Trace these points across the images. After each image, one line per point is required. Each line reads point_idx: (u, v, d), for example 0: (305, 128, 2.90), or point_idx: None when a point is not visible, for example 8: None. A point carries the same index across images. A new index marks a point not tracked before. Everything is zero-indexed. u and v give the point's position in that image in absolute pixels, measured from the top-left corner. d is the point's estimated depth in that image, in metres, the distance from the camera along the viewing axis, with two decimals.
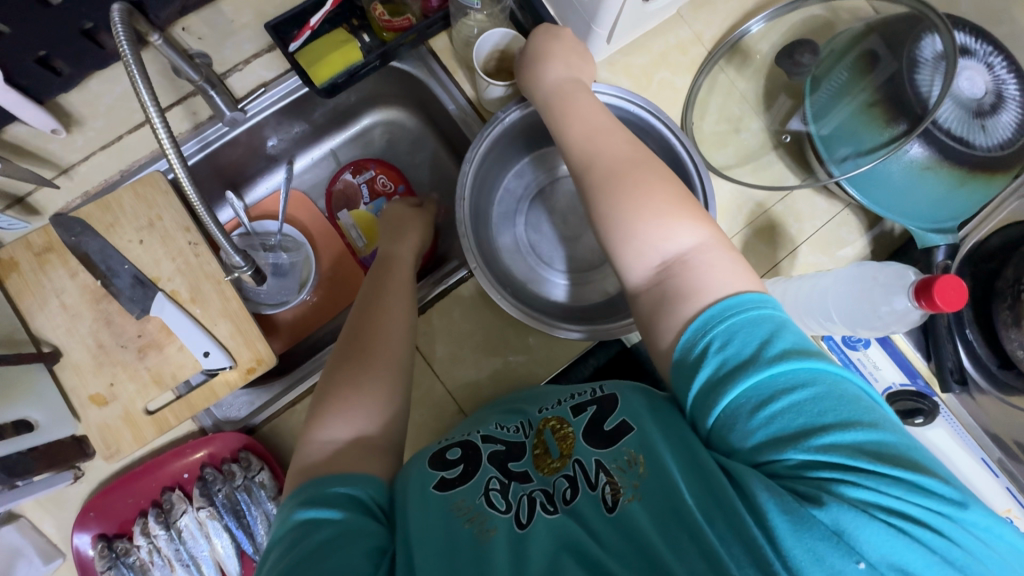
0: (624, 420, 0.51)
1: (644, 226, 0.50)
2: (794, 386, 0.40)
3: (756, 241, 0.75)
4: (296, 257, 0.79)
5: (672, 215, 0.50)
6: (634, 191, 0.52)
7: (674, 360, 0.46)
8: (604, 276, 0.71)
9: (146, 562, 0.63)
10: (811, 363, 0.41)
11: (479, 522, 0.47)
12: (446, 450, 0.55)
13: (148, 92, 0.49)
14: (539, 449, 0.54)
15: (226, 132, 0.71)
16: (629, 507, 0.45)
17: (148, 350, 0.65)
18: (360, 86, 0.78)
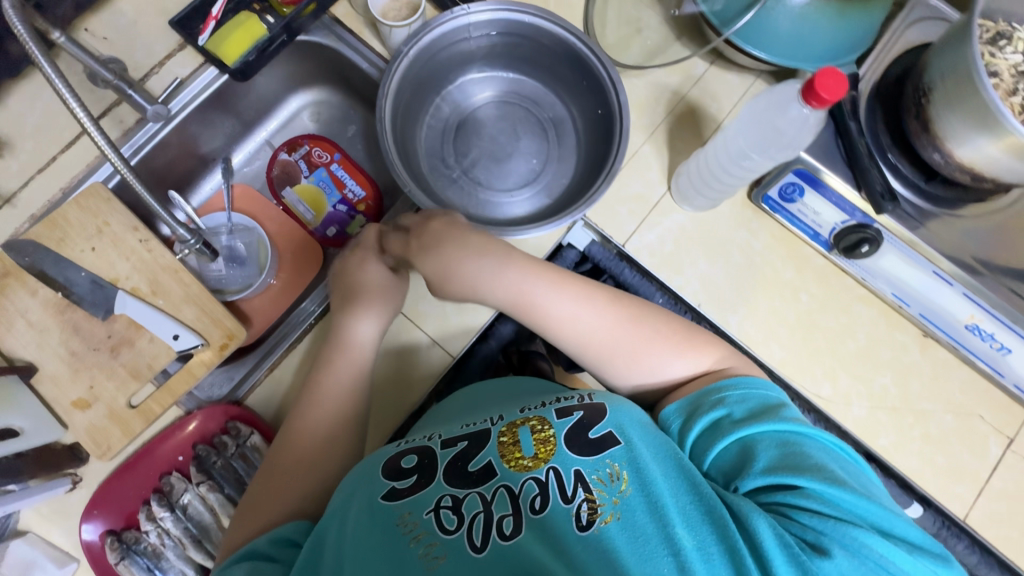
0: (611, 431, 0.54)
1: (644, 359, 0.62)
2: (792, 438, 0.50)
3: (679, 126, 0.78)
4: (251, 242, 0.81)
5: (663, 355, 0.62)
6: (638, 348, 0.62)
7: (686, 407, 0.57)
8: (540, 187, 0.74)
9: (158, 548, 0.64)
10: (810, 429, 0.51)
11: (426, 542, 0.50)
12: (402, 458, 0.57)
13: (59, 75, 0.51)
14: (507, 437, 0.55)
15: (156, 131, 0.73)
16: (603, 530, 0.48)
17: (120, 348, 0.67)
18: (277, 70, 0.81)
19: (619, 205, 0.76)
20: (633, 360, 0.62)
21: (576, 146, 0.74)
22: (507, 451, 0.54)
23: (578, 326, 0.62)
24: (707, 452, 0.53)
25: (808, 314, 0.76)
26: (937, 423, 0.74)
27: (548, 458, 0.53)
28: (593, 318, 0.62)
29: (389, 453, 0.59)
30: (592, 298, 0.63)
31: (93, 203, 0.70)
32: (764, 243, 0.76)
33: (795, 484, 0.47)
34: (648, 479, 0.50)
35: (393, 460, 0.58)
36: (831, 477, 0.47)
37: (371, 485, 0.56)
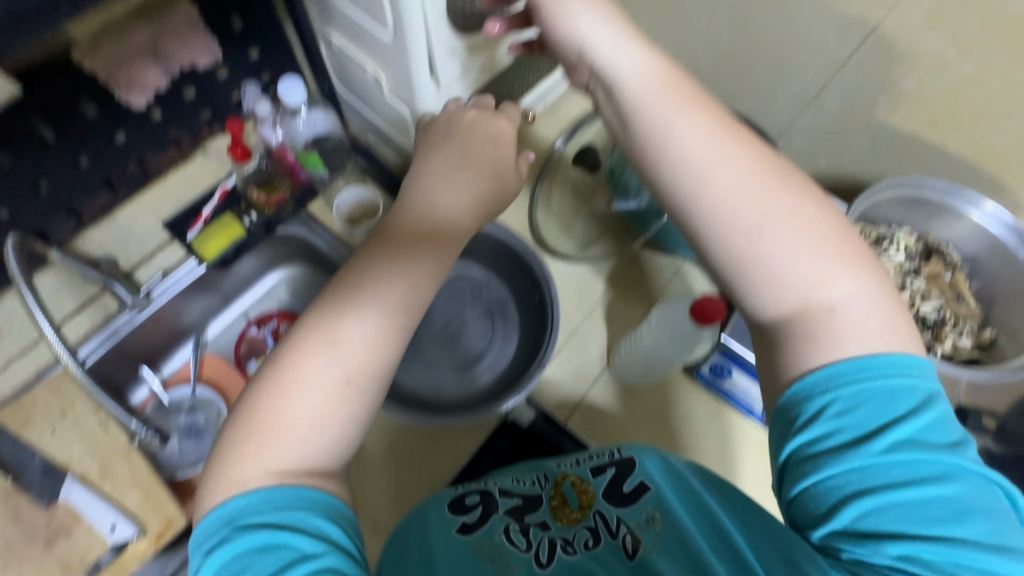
0: (642, 481, 0.56)
1: (796, 267, 0.48)
2: (907, 479, 0.42)
3: (618, 304, 0.85)
4: (208, 414, 0.85)
5: (830, 271, 0.48)
6: (780, 232, 0.49)
7: (782, 424, 0.47)
8: (488, 366, 0.79)
9: None
10: (935, 458, 0.43)
11: (505, 565, 0.51)
12: (466, 497, 0.60)
13: (35, 296, 0.58)
14: (557, 500, 0.58)
15: (134, 320, 0.82)
16: (648, 557, 0.50)
17: (56, 537, 0.67)
18: (258, 253, 0.91)
19: (563, 380, 0.80)
20: (746, 244, 0.49)
21: (518, 324, 0.80)
22: (555, 509, 0.57)
23: (748, 237, 0.49)
24: (799, 482, 0.45)
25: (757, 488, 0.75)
26: None
27: (591, 505, 0.56)
28: (719, 170, 0.50)
29: (449, 495, 0.61)
30: (726, 148, 0.51)
31: (63, 387, 0.74)
32: (707, 417, 0.78)
33: (889, 540, 0.41)
34: (680, 522, 0.51)
35: (456, 500, 0.60)
36: (947, 523, 0.41)
37: (433, 530, 0.56)
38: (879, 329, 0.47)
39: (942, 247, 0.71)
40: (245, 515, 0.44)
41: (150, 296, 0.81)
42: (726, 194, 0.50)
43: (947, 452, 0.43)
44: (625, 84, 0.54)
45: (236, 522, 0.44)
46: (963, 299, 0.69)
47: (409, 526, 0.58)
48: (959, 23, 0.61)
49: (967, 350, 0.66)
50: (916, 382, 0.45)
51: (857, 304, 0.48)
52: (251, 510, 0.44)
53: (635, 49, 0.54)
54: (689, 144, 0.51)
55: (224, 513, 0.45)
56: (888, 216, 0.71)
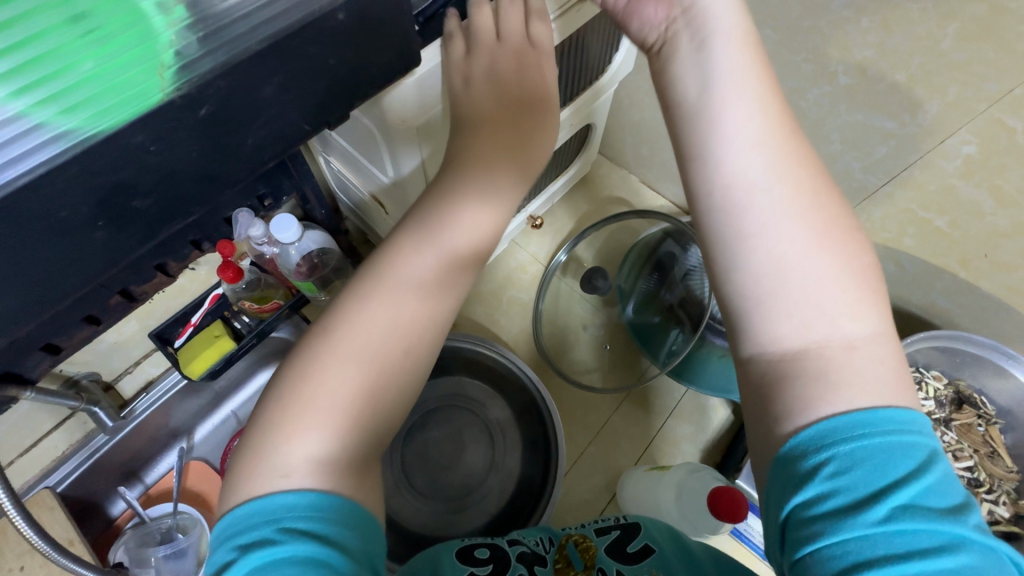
0: (646, 543, 0.56)
1: (806, 286, 0.38)
2: (923, 547, 0.31)
3: (625, 424, 0.80)
4: (193, 536, 0.79)
5: (846, 301, 0.38)
6: (800, 245, 0.39)
7: (778, 475, 0.36)
8: (485, 497, 0.75)
9: None
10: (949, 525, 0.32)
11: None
12: (477, 550, 0.56)
13: None
14: (562, 562, 0.56)
15: (113, 438, 0.78)
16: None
17: None
18: (249, 354, 0.87)
19: (567, 513, 0.76)
20: (767, 255, 0.39)
21: (519, 451, 0.76)
22: (559, 561, 0.56)
23: (773, 273, 0.39)
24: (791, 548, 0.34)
25: None
26: None
27: (593, 562, 0.55)
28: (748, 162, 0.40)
29: (457, 546, 0.58)
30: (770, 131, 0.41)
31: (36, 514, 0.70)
32: None
33: None
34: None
35: (465, 551, 0.56)
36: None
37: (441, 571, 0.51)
38: (890, 378, 0.36)
39: (973, 397, 0.66)
40: (292, 518, 0.34)
41: (134, 408, 0.80)
42: (768, 185, 0.40)
43: (949, 520, 0.32)
44: (718, 33, 0.43)
45: (275, 522, 0.34)
46: (998, 458, 0.64)
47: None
48: (999, 181, 0.58)
49: (1004, 522, 0.62)
50: (922, 438, 0.35)
51: (875, 346, 0.37)
52: (299, 514, 0.34)
53: (732, 46, 0.43)
54: (745, 142, 0.41)
55: (268, 507, 0.35)
56: (919, 360, 0.67)
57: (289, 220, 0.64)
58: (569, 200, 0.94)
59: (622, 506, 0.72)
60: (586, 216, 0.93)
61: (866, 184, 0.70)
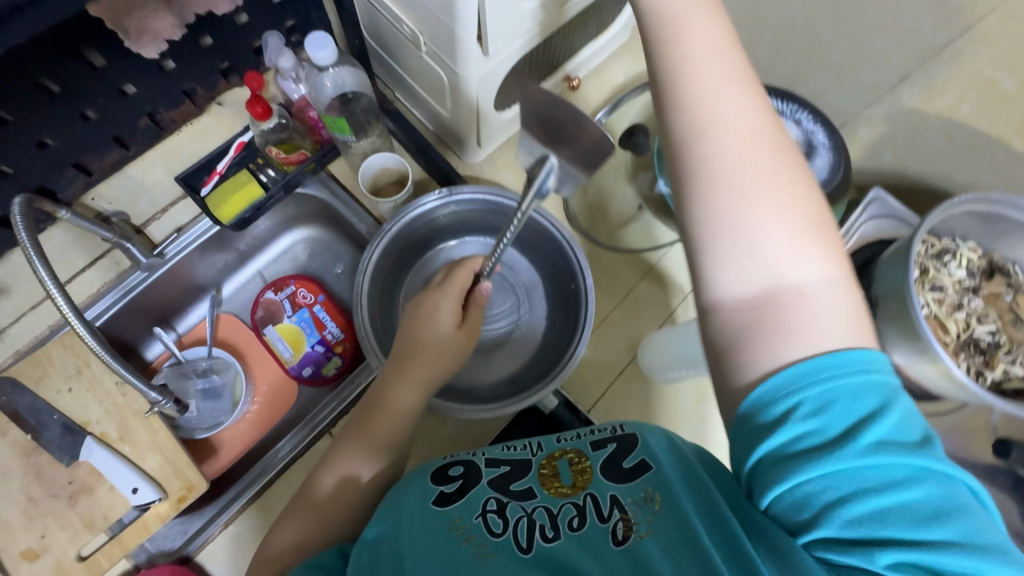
0: (645, 457, 0.52)
1: (766, 237, 0.42)
2: (875, 484, 0.36)
3: (649, 294, 0.81)
4: (227, 377, 0.83)
5: (800, 247, 0.42)
6: (758, 197, 0.43)
7: (753, 437, 0.40)
8: (512, 348, 0.77)
9: None
10: (918, 460, 0.37)
11: (476, 544, 0.49)
12: (451, 467, 0.57)
13: (42, 268, 0.52)
14: (547, 469, 0.54)
15: (147, 278, 0.78)
16: (638, 545, 0.46)
17: (78, 495, 0.67)
18: (274, 212, 0.87)
19: (587, 372, 0.78)
20: (736, 223, 0.43)
21: (546, 314, 0.78)
22: (547, 480, 0.53)
23: (738, 212, 0.43)
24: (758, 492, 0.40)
25: None
26: None
27: (585, 485, 0.51)
28: (695, 87, 0.46)
29: (435, 463, 0.58)
30: (748, 95, 0.46)
31: (75, 345, 0.72)
32: None
33: (863, 540, 0.36)
34: (679, 502, 0.46)
35: (441, 467, 0.57)
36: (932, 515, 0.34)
37: (414, 496, 0.54)
38: (841, 321, 0.41)
39: (1005, 266, 0.67)
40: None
41: (164, 255, 0.77)
42: (751, 132, 0.45)
43: (914, 453, 0.37)
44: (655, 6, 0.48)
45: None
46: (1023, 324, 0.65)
47: (394, 505, 0.54)
48: None
49: (1018, 380, 0.64)
50: (879, 375, 0.39)
51: (824, 289, 0.42)
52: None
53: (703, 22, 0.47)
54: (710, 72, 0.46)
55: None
56: (955, 229, 0.67)
57: (320, 40, 0.62)
58: (605, 68, 0.89)
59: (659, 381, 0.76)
60: (622, 86, 0.89)
61: (932, 41, 0.66)
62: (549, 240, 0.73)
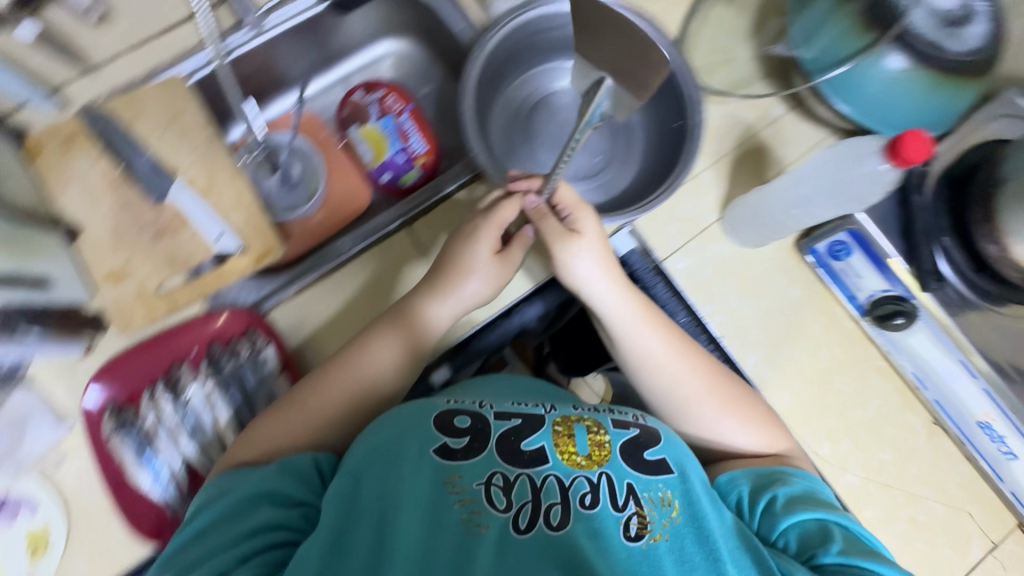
0: (665, 457, 0.63)
1: (720, 425, 0.67)
2: (836, 552, 0.56)
3: (746, 160, 0.79)
4: (307, 169, 0.81)
5: (723, 417, 0.68)
6: (713, 406, 0.68)
7: (753, 475, 0.64)
8: (606, 182, 0.73)
9: (151, 430, 0.65)
10: (836, 514, 0.59)
11: (472, 510, 0.56)
12: (457, 419, 0.63)
13: None
14: (562, 432, 0.63)
15: (247, 41, 0.76)
16: (651, 546, 0.56)
17: (163, 233, 0.69)
18: (373, 13, 0.84)
19: (670, 222, 0.77)
20: (670, 399, 0.68)
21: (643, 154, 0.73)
22: (561, 443, 0.62)
23: (650, 361, 0.68)
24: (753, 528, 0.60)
25: (827, 373, 0.75)
26: (925, 509, 0.74)
27: (600, 463, 0.61)
28: (636, 354, 0.67)
29: (439, 408, 0.64)
30: (647, 329, 0.68)
31: (171, 92, 0.72)
32: (801, 293, 0.76)
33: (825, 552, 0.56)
34: (697, 507, 0.59)
35: (446, 416, 0.63)
36: (839, 538, 0.57)
37: (423, 436, 0.61)
38: (755, 430, 0.68)
39: None
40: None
41: (266, 22, 0.76)
42: (645, 357, 0.68)
43: (829, 511, 0.59)
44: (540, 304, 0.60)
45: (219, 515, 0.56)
46: None
47: (401, 441, 0.61)
48: None
49: None
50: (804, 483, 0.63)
51: (747, 442, 0.68)
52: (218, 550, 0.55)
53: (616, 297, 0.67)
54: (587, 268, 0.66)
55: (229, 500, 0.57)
56: None
57: None
58: None
59: (744, 246, 0.76)
60: None
61: None
62: (667, 74, 0.69)
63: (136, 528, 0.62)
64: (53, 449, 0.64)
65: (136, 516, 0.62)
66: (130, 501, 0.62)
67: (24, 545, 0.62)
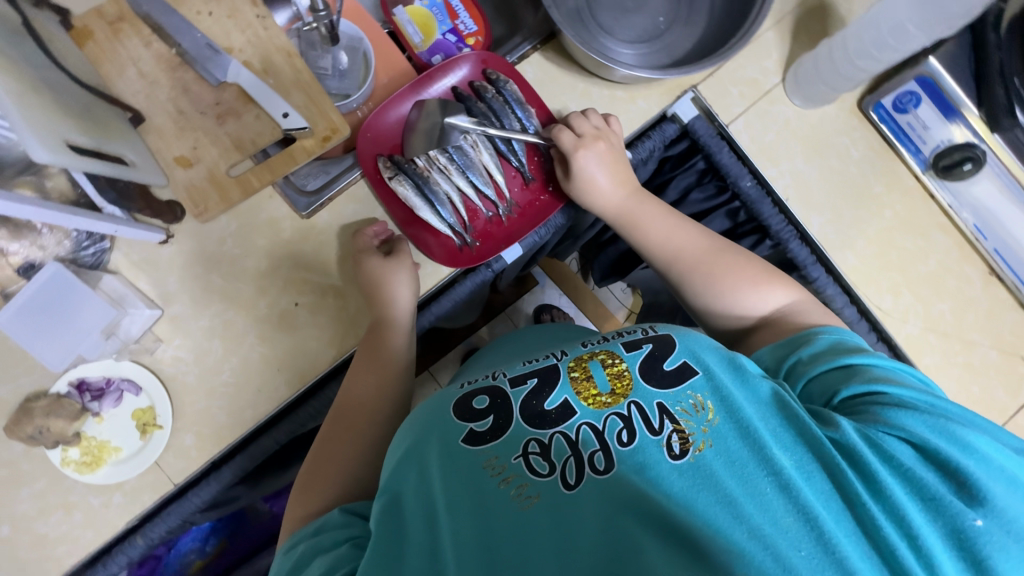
0: (685, 361, 0.53)
1: (745, 296, 0.64)
2: (909, 434, 0.46)
3: (807, 20, 0.77)
4: (355, 59, 0.77)
5: (761, 285, 0.64)
6: (729, 267, 0.65)
7: (774, 348, 0.59)
8: (668, 42, 0.72)
9: (424, 167, 0.70)
10: (914, 395, 0.49)
11: (517, 485, 0.49)
12: (474, 399, 0.57)
13: None
14: (579, 373, 0.54)
15: None
16: (699, 458, 0.46)
17: (226, 116, 0.67)
18: None
19: (732, 85, 0.76)
20: (713, 286, 0.65)
21: (708, 13, 0.72)
22: (582, 389, 0.53)
23: (688, 262, 0.66)
24: (824, 419, 0.48)
25: (888, 231, 0.77)
26: (980, 354, 0.77)
27: (627, 393, 0.51)
28: (678, 251, 0.67)
29: (456, 396, 0.59)
30: (652, 223, 0.69)
31: None
32: (862, 153, 0.77)
33: (905, 439, 0.46)
34: (731, 402, 0.49)
35: (465, 402, 0.57)
36: (869, 373, 0.51)
37: (441, 431, 0.55)
38: (777, 285, 0.64)
39: None
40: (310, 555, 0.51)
41: None
42: (707, 250, 0.67)
43: (906, 389, 0.49)
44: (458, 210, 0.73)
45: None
46: None
47: (427, 430, 0.55)
48: None
49: None
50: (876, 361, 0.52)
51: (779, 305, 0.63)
52: None
53: (597, 175, 0.69)
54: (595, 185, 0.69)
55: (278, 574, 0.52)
56: None
57: None
58: None
59: (805, 108, 0.77)
60: None
61: None
62: None
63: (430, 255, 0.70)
64: (148, 335, 0.65)
65: (434, 246, 0.70)
66: (423, 232, 0.70)
67: (132, 425, 0.64)
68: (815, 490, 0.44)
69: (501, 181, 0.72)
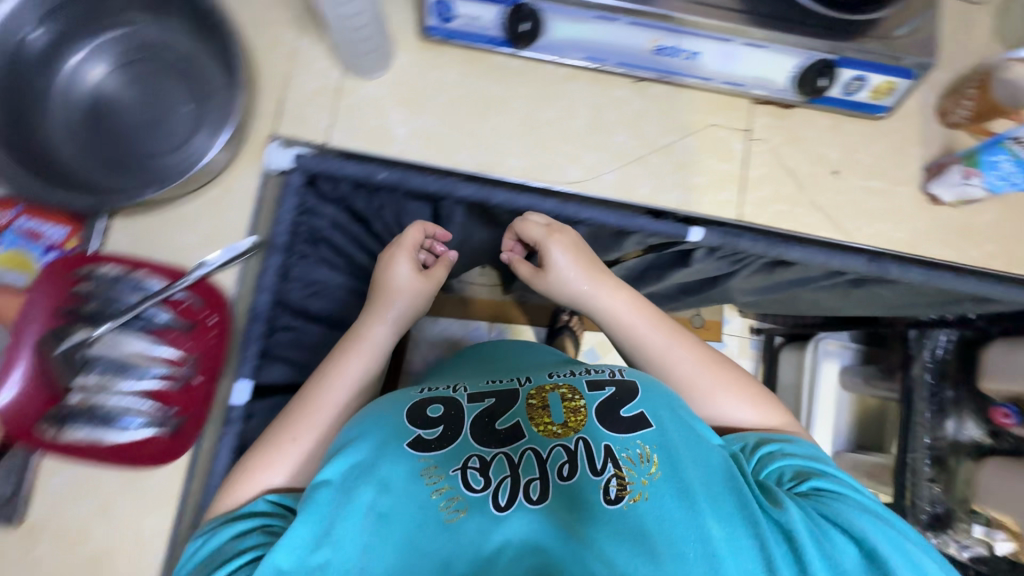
0: (642, 411, 0.65)
1: (731, 401, 0.73)
2: (840, 539, 0.58)
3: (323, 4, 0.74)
4: None
5: (740, 396, 0.73)
6: (710, 379, 0.73)
7: (754, 435, 0.70)
8: (209, 120, 0.69)
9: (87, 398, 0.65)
10: (862, 520, 0.60)
11: (449, 496, 0.59)
12: (431, 408, 0.68)
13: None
14: (535, 400, 0.68)
15: None
16: (630, 507, 0.58)
17: None
18: None
19: (304, 107, 0.73)
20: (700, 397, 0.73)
21: (220, 70, 0.69)
22: (536, 416, 0.66)
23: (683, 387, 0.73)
24: (772, 499, 0.60)
25: (530, 115, 0.76)
26: (680, 150, 0.78)
27: (577, 428, 0.64)
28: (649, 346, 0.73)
29: (411, 399, 0.71)
30: (615, 297, 0.74)
31: None
32: (457, 72, 0.76)
33: (835, 530, 0.59)
34: (673, 462, 0.61)
35: (419, 407, 0.69)
36: (827, 471, 0.66)
37: (401, 433, 0.65)
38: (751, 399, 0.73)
39: None
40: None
41: None
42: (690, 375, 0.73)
43: (869, 524, 0.59)
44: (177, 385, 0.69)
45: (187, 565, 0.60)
46: None
47: (385, 427, 0.66)
48: None
49: None
50: (830, 474, 0.65)
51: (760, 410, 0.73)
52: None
53: (606, 294, 0.74)
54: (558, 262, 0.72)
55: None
56: None
57: None
58: None
59: (382, 73, 0.74)
60: None
61: None
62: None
63: (139, 463, 0.66)
64: None
65: (149, 453, 0.66)
66: (131, 452, 0.66)
67: None
68: (736, 564, 0.55)
69: (170, 353, 0.68)
